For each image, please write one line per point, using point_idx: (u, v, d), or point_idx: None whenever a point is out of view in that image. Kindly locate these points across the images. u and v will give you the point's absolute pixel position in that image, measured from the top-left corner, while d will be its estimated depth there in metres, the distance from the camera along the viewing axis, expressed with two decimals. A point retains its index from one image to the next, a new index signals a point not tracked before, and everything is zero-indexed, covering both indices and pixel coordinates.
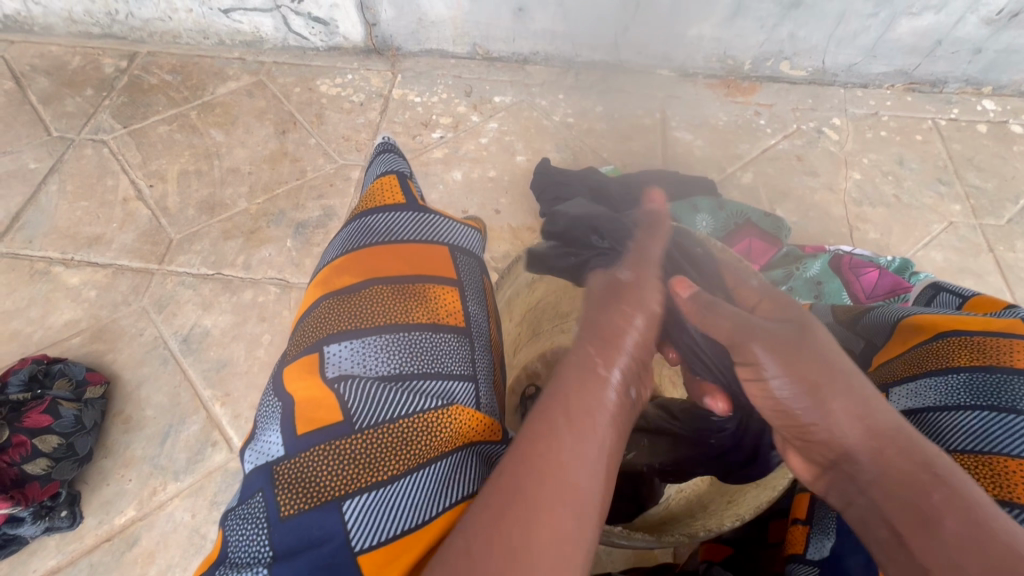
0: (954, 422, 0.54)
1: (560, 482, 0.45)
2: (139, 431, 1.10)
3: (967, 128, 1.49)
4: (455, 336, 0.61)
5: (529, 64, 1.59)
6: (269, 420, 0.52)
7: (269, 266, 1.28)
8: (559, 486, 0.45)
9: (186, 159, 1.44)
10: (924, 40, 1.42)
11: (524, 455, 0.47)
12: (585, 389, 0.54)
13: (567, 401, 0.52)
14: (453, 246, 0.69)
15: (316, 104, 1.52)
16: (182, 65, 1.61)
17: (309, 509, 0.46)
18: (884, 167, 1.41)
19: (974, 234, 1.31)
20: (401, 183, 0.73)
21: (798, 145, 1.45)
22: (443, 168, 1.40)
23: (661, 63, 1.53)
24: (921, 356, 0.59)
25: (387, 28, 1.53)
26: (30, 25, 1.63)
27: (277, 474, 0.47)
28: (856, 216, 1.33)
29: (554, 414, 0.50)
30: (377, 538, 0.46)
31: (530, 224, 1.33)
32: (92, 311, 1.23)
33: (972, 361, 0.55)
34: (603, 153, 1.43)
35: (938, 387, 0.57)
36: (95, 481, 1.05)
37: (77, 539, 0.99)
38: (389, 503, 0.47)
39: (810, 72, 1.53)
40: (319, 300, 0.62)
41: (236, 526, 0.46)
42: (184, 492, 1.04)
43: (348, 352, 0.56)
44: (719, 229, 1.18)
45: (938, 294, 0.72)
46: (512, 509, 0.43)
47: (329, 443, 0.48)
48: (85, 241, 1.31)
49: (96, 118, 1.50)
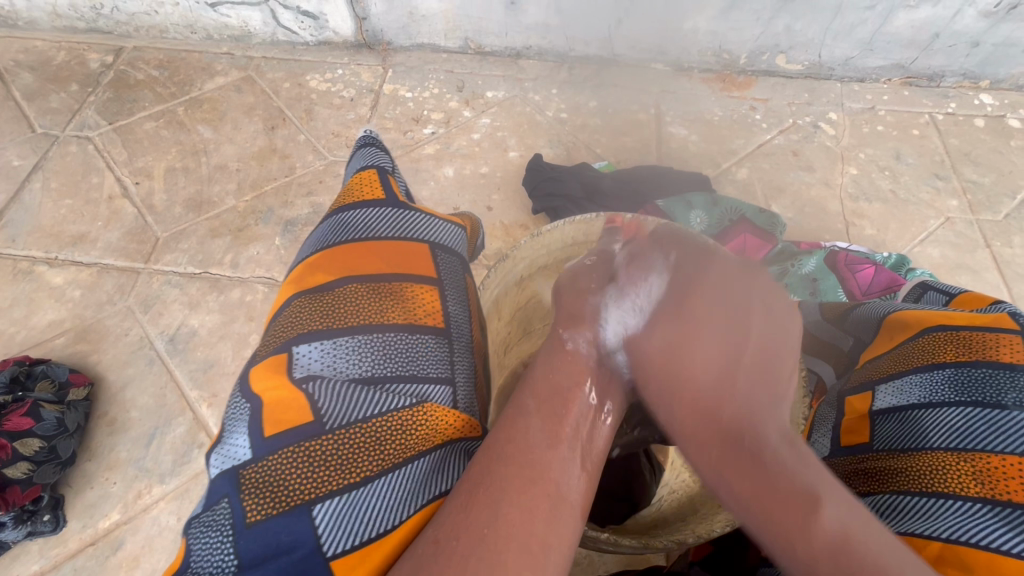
0: (937, 419, 0.52)
1: (535, 478, 0.47)
2: (124, 433, 1.08)
3: (965, 122, 1.47)
4: (433, 337, 0.59)
5: (522, 59, 1.57)
6: (236, 422, 0.50)
7: (257, 264, 1.26)
8: (549, 481, 0.47)
9: (173, 156, 1.41)
10: (921, 33, 1.41)
11: (505, 449, 0.48)
12: (563, 391, 0.56)
13: (540, 405, 0.54)
14: (433, 244, 0.68)
15: (306, 100, 1.50)
16: (170, 60, 1.58)
17: (276, 514, 0.44)
18: (881, 162, 1.40)
19: (971, 229, 1.30)
20: (380, 178, 0.71)
21: (794, 140, 1.43)
22: (434, 164, 1.38)
23: (656, 57, 1.51)
24: (906, 354, 0.58)
25: (378, 22, 1.51)
26: (14, 20, 1.61)
27: (243, 478, 0.45)
28: (852, 212, 1.32)
29: (529, 414, 0.53)
30: (351, 542, 0.44)
31: (522, 221, 1.31)
32: (76, 311, 1.20)
33: (959, 357, 0.53)
34: (596, 149, 1.41)
35: (923, 383, 0.54)
36: (78, 485, 1.03)
37: (60, 543, 0.97)
38: (361, 506, 0.46)
39: (806, 66, 1.52)
40: (291, 299, 0.60)
41: (198, 534, 0.44)
42: (170, 495, 1.02)
43: (319, 352, 0.54)
44: (714, 227, 1.16)
45: (926, 292, 0.70)
46: (491, 503, 0.44)
47: (298, 445, 0.46)
48: (69, 240, 1.29)
49: (81, 114, 1.47)
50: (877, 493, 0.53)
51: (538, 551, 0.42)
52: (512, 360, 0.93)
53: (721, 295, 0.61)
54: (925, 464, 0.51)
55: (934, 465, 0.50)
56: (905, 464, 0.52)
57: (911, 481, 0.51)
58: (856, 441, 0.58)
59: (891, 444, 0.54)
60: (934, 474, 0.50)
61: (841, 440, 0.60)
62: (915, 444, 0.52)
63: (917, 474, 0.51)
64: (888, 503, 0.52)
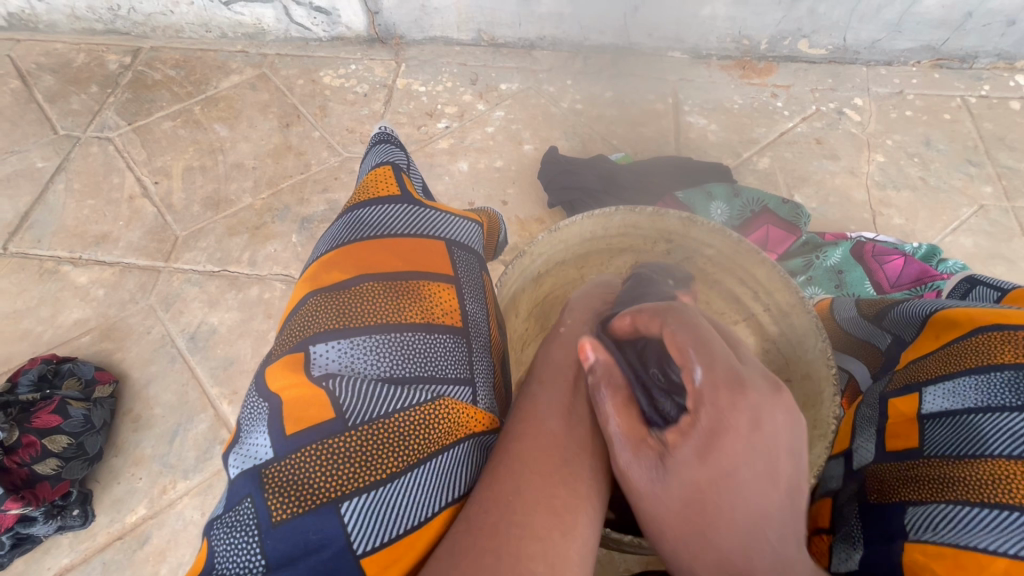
0: (997, 423, 0.47)
1: (561, 509, 0.45)
2: (149, 429, 1.09)
3: (999, 105, 1.41)
4: (451, 335, 0.58)
5: (536, 50, 1.55)
6: (255, 421, 0.49)
7: (275, 262, 1.26)
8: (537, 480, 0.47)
9: (191, 155, 1.43)
10: (953, 13, 1.35)
11: (534, 462, 0.48)
12: (564, 374, 0.59)
13: (530, 423, 0.52)
14: (449, 240, 0.67)
15: (319, 96, 1.50)
16: (185, 59, 1.59)
17: (301, 513, 0.43)
18: (909, 149, 1.35)
19: (1006, 217, 1.24)
20: (395, 175, 0.70)
21: (818, 127, 1.38)
22: (449, 159, 1.37)
23: (673, 44, 1.49)
24: (957, 354, 0.53)
25: (390, 16, 1.50)
26: (34, 23, 1.63)
27: (266, 477, 0.44)
28: (879, 201, 1.27)
29: (537, 394, 0.57)
30: (379, 540, 0.44)
31: (538, 215, 1.29)
32: (100, 310, 1.22)
33: (1017, 357, 0.48)
34: (613, 141, 1.38)
35: (979, 386, 0.50)
36: (106, 480, 1.05)
37: (89, 537, 1.00)
38: (386, 505, 0.45)
39: (830, 50, 1.47)
40: (308, 297, 0.59)
41: (223, 535, 0.43)
42: (194, 490, 1.03)
43: (336, 351, 0.53)
44: (735, 218, 1.13)
45: (973, 287, 0.66)
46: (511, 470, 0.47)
47: (321, 443, 0.45)
48: (92, 239, 1.31)
49: (101, 115, 1.49)
50: (930, 502, 0.48)
51: (563, 512, 0.45)
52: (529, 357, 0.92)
53: (762, 438, 0.42)
54: (984, 472, 0.46)
55: (993, 474, 0.45)
56: (959, 471, 0.47)
57: (973, 492, 0.46)
58: (904, 446, 0.53)
59: (944, 450, 0.49)
60: (998, 485, 0.45)
61: (886, 444, 0.55)
62: (974, 452, 0.47)
63: (979, 483, 0.46)
64: (943, 514, 0.47)
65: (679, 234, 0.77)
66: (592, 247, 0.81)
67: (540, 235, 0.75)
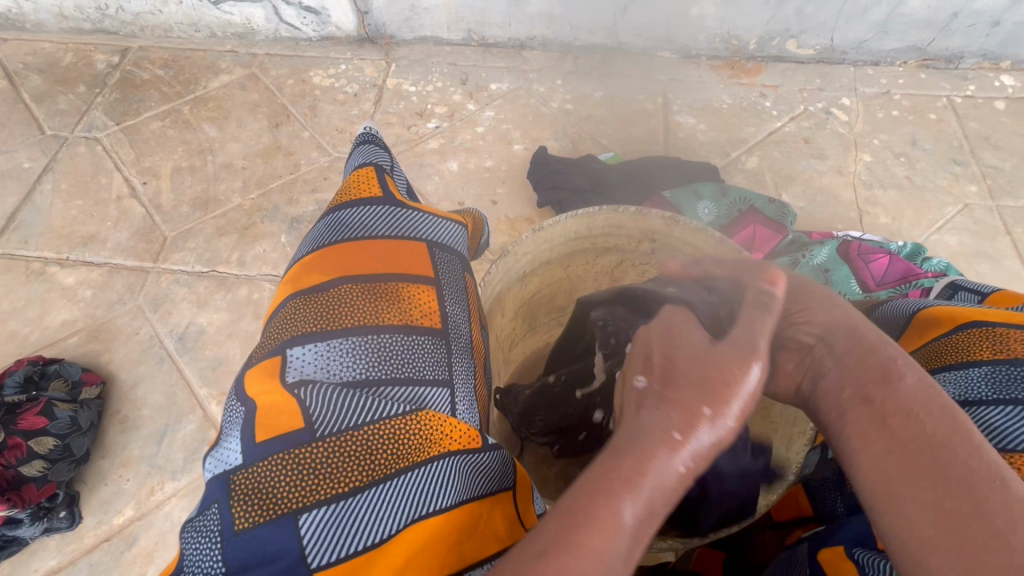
0: (973, 416, 0.47)
1: None
2: (137, 431, 1.09)
3: (985, 105, 1.42)
4: (430, 339, 0.58)
5: (526, 50, 1.55)
6: (231, 426, 0.50)
7: (264, 262, 1.26)
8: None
9: (180, 156, 1.42)
10: (939, 13, 1.36)
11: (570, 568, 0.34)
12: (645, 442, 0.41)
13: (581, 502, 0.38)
14: (431, 242, 0.67)
15: (309, 96, 1.50)
16: (174, 59, 1.59)
17: (261, 523, 0.43)
18: (896, 148, 1.36)
19: (991, 216, 1.25)
20: (378, 176, 0.70)
21: (805, 127, 1.39)
22: (439, 159, 1.37)
23: (662, 44, 1.50)
24: (939, 350, 0.53)
25: (380, 15, 1.50)
26: (22, 22, 1.62)
27: (232, 485, 0.44)
28: (866, 200, 1.28)
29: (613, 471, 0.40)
30: (336, 555, 0.43)
31: (528, 214, 1.29)
32: (88, 310, 1.22)
33: (998, 353, 0.49)
34: (602, 140, 1.38)
35: (959, 379, 0.50)
36: (93, 482, 1.04)
37: (77, 539, 0.99)
38: (348, 519, 0.44)
39: (818, 51, 1.48)
40: (287, 300, 0.60)
41: (190, 539, 0.44)
42: (182, 491, 1.03)
43: (312, 355, 0.53)
44: (722, 217, 1.14)
45: (957, 293, 0.67)
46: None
47: (288, 451, 0.45)
48: (80, 240, 1.30)
49: (89, 115, 1.48)
50: None
51: None
52: (517, 356, 0.93)
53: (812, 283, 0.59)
54: None
55: None
56: None
57: None
58: None
59: None
60: None
61: None
62: None
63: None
64: None
65: (663, 233, 0.77)
66: (580, 245, 0.82)
67: (526, 234, 0.74)
